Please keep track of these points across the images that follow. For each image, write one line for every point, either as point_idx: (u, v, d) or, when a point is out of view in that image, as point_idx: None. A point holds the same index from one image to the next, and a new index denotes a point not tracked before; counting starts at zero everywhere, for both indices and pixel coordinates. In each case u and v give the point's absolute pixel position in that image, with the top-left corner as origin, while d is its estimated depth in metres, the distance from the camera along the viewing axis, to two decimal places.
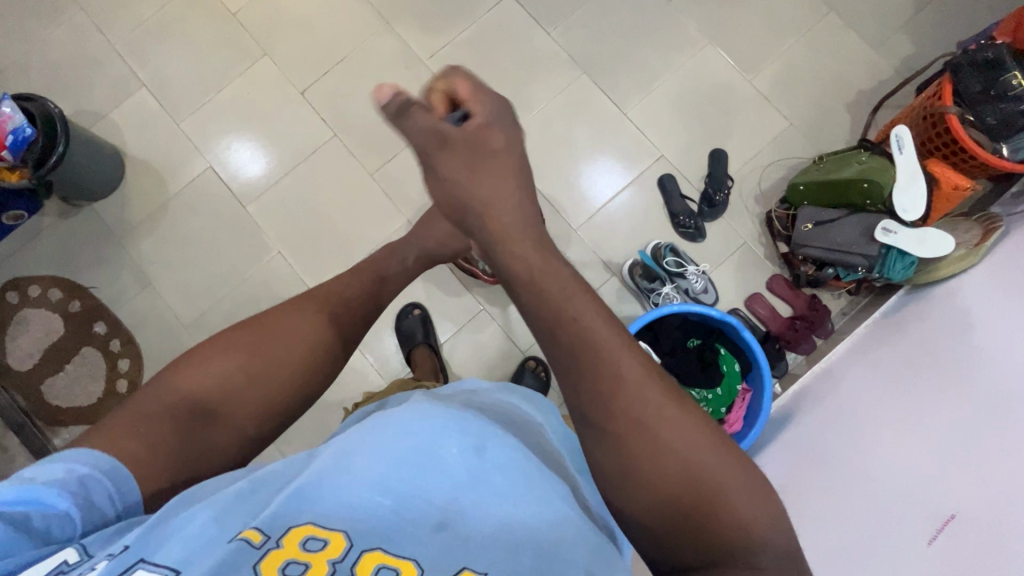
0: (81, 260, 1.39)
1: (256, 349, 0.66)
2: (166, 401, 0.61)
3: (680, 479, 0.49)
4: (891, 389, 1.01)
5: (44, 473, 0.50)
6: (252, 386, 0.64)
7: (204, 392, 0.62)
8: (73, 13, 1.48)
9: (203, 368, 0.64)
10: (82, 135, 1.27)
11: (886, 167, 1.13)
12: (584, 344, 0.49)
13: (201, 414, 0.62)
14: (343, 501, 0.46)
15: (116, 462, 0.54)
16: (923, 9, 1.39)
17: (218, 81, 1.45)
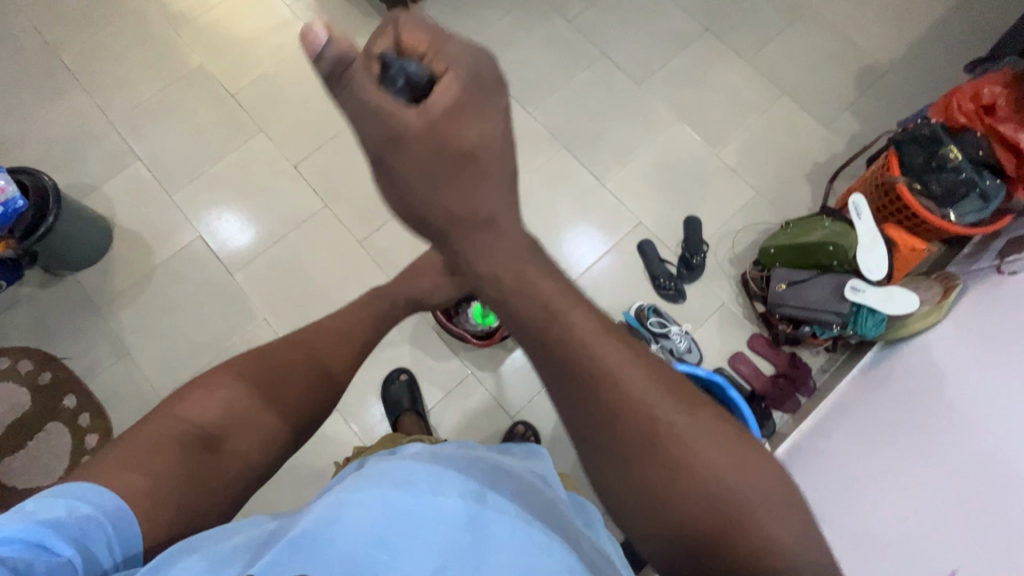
0: (58, 331, 1.36)
1: (260, 379, 0.66)
2: (166, 429, 0.59)
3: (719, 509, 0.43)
4: (879, 440, 1.02)
5: (48, 508, 0.50)
6: (254, 414, 0.64)
7: (203, 421, 0.61)
8: (75, 94, 1.55)
9: (206, 397, 0.63)
10: (75, 208, 1.29)
11: (848, 231, 1.21)
12: (594, 370, 0.45)
13: (204, 443, 0.60)
14: (340, 555, 0.44)
15: (121, 504, 0.52)
16: (864, 93, 1.55)
17: (213, 155, 1.50)
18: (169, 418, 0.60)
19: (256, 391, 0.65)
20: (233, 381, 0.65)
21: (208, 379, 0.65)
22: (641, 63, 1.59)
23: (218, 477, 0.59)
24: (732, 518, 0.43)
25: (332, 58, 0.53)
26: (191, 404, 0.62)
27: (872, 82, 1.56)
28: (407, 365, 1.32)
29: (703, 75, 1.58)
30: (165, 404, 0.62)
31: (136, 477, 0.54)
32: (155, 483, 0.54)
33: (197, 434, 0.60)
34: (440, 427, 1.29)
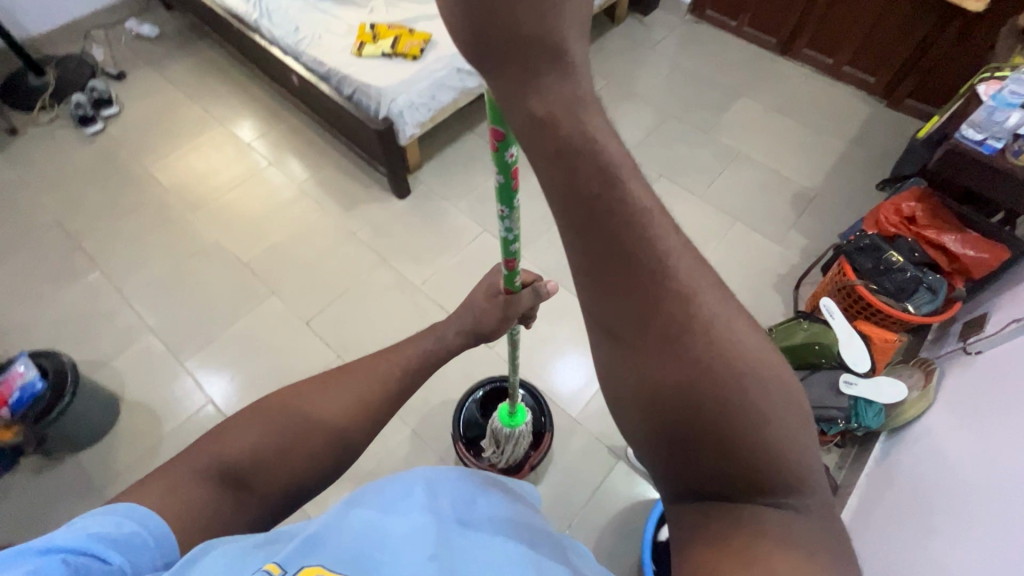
0: (49, 520, 1.26)
1: (297, 412, 0.62)
2: (206, 465, 0.56)
3: (703, 379, 0.35)
4: (914, 506, 1.05)
5: (96, 524, 0.47)
6: (291, 449, 0.59)
7: (241, 453, 0.57)
8: (92, 276, 1.64)
9: (249, 427, 0.60)
10: (88, 387, 1.30)
11: (826, 330, 1.34)
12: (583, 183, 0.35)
13: (239, 478, 0.56)
14: (350, 550, 0.44)
15: (156, 516, 0.50)
16: (802, 214, 1.82)
17: (225, 320, 1.57)
18: (208, 452, 0.57)
19: (287, 425, 0.61)
20: (263, 419, 0.61)
21: (241, 419, 0.61)
22: None
23: (245, 519, 0.55)
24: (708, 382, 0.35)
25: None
26: (230, 441, 0.58)
27: (806, 205, 1.84)
28: None
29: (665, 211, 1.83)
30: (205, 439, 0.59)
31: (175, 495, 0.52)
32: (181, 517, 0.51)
33: (236, 468, 0.56)
34: None
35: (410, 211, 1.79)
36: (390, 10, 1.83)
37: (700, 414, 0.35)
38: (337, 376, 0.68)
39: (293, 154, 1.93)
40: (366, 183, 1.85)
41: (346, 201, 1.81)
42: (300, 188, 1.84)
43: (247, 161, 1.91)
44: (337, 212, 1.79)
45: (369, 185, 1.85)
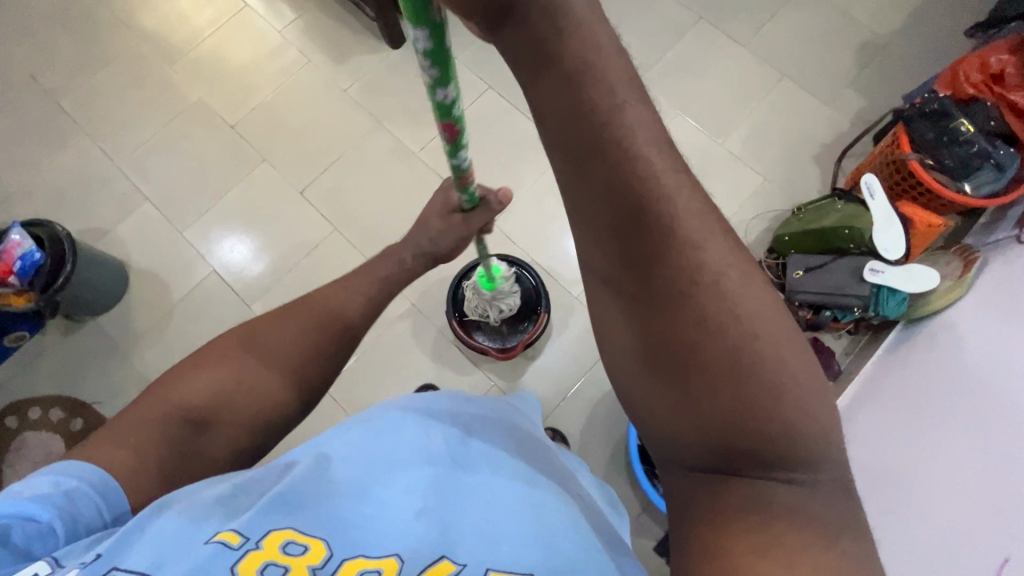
0: (84, 375, 1.37)
1: (239, 369, 0.70)
2: (159, 405, 0.65)
3: (738, 369, 0.44)
4: (912, 409, 1.04)
5: (32, 486, 0.53)
6: (229, 396, 0.68)
7: (192, 400, 0.66)
8: (79, 139, 1.56)
9: (196, 375, 0.68)
10: (90, 256, 1.31)
11: (861, 213, 1.20)
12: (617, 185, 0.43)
13: (197, 421, 0.65)
14: (323, 507, 0.50)
15: (94, 473, 0.56)
16: (865, 68, 1.54)
17: (220, 188, 1.51)
18: (168, 397, 0.66)
19: (241, 373, 0.70)
20: (218, 364, 0.70)
21: (199, 361, 0.70)
22: (636, 58, 1.58)
23: (208, 453, 0.65)
24: (744, 373, 0.44)
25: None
26: (183, 385, 0.67)
27: (872, 56, 1.55)
28: (432, 381, 1.34)
29: (699, 64, 1.57)
30: (160, 383, 0.68)
31: (143, 443, 0.61)
32: (143, 456, 0.60)
33: (191, 412, 0.65)
34: None
35: (406, 64, 1.59)
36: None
37: (731, 413, 0.44)
38: (262, 335, 0.74)
39: None
40: (355, 28, 1.62)
41: (334, 52, 1.61)
42: (281, 36, 1.63)
43: (220, 2, 1.67)
44: (326, 65, 1.59)
45: (359, 31, 1.62)
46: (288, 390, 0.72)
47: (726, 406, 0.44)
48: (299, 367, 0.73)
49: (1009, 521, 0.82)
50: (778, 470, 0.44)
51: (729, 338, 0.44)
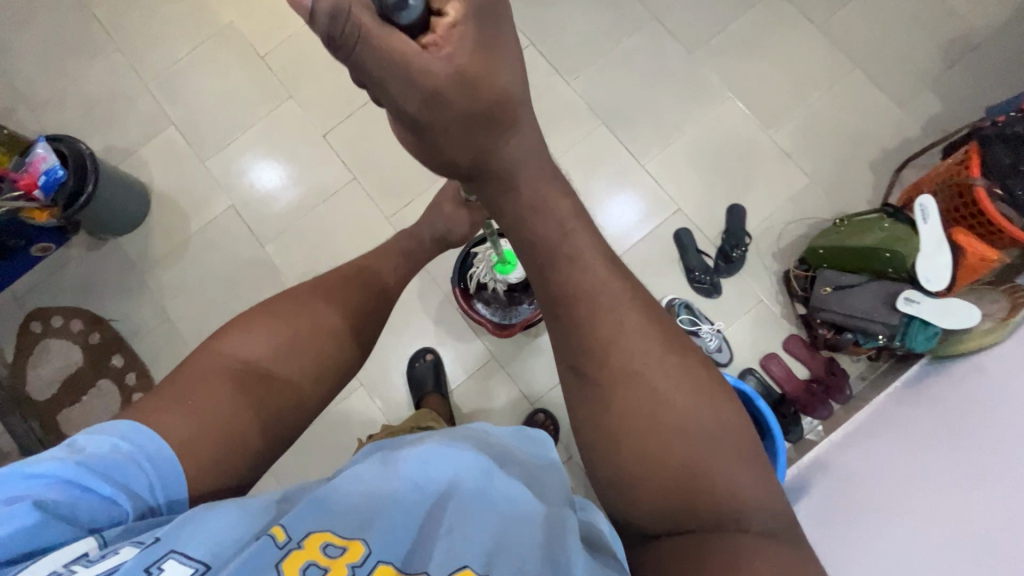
0: (103, 291, 1.42)
1: (286, 335, 0.75)
2: (222, 360, 0.71)
3: (652, 427, 0.56)
4: (896, 442, 1.05)
5: (94, 446, 0.59)
6: (284, 357, 0.74)
7: (251, 358, 0.72)
8: (111, 51, 1.54)
9: (249, 337, 0.74)
10: (112, 175, 1.32)
11: (908, 236, 1.11)
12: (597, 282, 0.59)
13: (258, 376, 0.71)
14: (357, 513, 0.54)
15: (160, 441, 0.62)
16: (951, 67, 1.37)
17: (245, 121, 1.48)
18: (228, 357, 0.71)
19: (293, 334, 0.76)
20: (270, 325, 0.76)
21: (248, 322, 0.76)
22: (694, 27, 1.45)
23: (273, 402, 0.70)
24: (656, 429, 0.56)
25: (326, 13, 0.42)
26: (238, 343, 0.73)
27: (962, 55, 1.38)
28: (432, 345, 1.35)
29: (763, 43, 1.42)
30: (214, 341, 0.73)
31: (215, 394, 0.67)
32: (208, 412, 0.65)
33: (255, 369, 0.71)
34: (461, 408, 1.32)
35: None
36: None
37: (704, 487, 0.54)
38: (305, 306, 0.80)
39: None
40: None
41: None
42: None
43: None
44: None
45: None
46: (336, 361, 0.78)
47: (646, 458, 0.55)
48: (342, 334, 0.80)
49: (967, 536, 0.82)
50: (714, 509, 0.53)
51: (636, 403, 0.57)
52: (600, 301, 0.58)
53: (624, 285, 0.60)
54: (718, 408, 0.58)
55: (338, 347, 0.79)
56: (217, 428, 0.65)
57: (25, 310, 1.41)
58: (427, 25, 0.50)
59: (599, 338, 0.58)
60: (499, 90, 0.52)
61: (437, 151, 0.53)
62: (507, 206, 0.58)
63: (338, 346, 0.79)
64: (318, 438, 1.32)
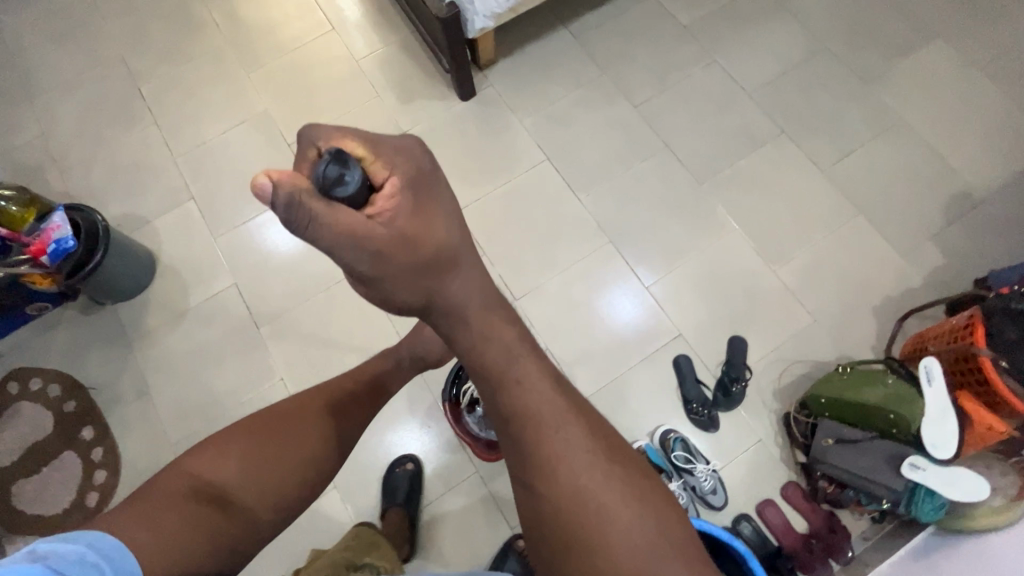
0: (88, 358, 1.39)
1: (259, 456, 0.72)
2: (185, 479, 0.68)
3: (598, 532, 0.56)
4: None
5: (57, 553, 0.57)
6: (253, 481, 0.71)
7: (214, 478, 0.69)
8: (146, 125, 1.61)
9: (223, 451, 0.72)
10: (123, 245, 1.34)
11: (913, 397, 1.08)
12: (540, 403, 0.59)
13: (216, 498, 0.68)
14: None
15: (125, 549, 0.60)
16: (953, 223, 1.41)
17: (262, 203, 1.52)
18: (193, 473, 0.69)
19: (268, 448, 0.73)
20: (244, 441, 0.73)
21: (227, 435, 0.74)
22: (705, 159, 1.51)
23: (232, 529, 0.67)
24: (604, 536, 0.55)
25: (282, 203, 0.48)
26: (210, 459, 0.71)
27: (963, 212, 1.42)
28: (415, 451, 1.30)
29: (770, 180, 1.47)
30: (188, 455, 0.72)
31: (174, 515, 0.64)
32: (162, 536, 0.62)
33: (214, 489, 0.68)
34: (438, 525, 1.25)
35: (470, 117, 1.56)
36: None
37: None
38: (280, 427, 0.77)
39: (358, 18, 1.69)
40: (430, 71, 1.62)
41: (404, 90, 1.60)
42: (358, 64, 1.64)
43: (310, 19, 1.70)
44: (394, 102, 1.59)
45: (433, 74, 1.61)
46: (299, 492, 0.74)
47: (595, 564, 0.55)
48: (320, 454, 0.77)
49: None
50: None
51: (584, 524, 0.56)
52: (545, 421, 0.58)
53: (572, 409, 0.60)
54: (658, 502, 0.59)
55: (303, 475, 0.74)
56: (169, 543, 0.62)
57: (4, 369, 1.38)
58: (369, 199, 0.54)
59: (545, 456, 0.57)
60: (438, 240, 0.57)
61: (389, 298, 0.58)
62: (482, 356, 0.59)
63: (304, 473, 0.75)
64: (280, 543, 1.24)
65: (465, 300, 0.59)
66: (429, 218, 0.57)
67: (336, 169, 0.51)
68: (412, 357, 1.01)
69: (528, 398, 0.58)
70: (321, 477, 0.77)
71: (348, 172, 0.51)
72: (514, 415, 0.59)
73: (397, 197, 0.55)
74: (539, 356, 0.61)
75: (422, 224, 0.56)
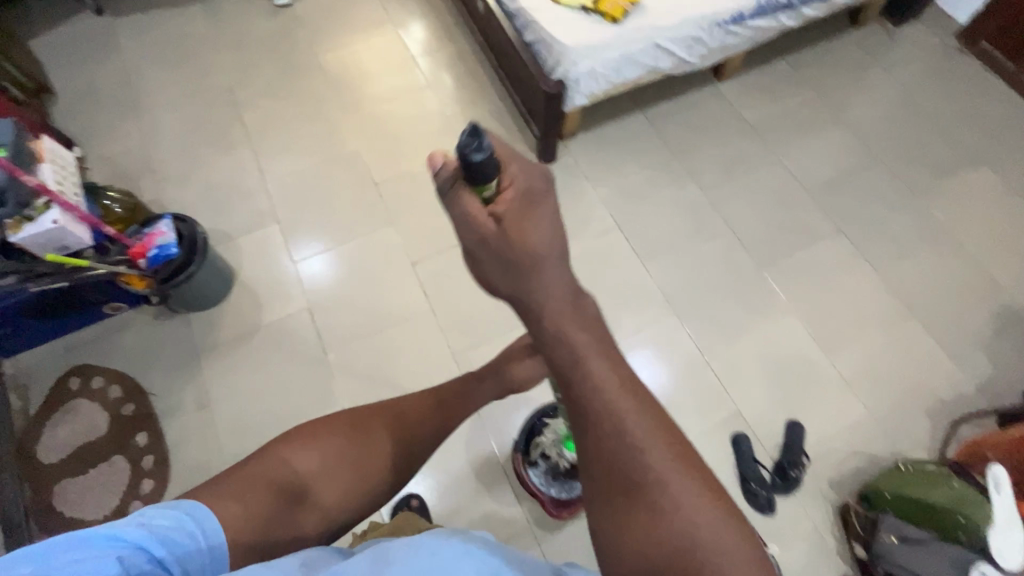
0: (154, 363, 1.40)
1: (339, 460, 0.75)
2: (274, 470, 0.71)
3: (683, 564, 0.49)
4: None
5: (160, 517, 0.60)
6: (329, 483, 0.73)
7: (300, 476, 0.72)
8: (243, 150, 1.71)
9: (312, 446, 0.75)
10: (213, 258, 1.39)
11: (980, 502, 1.09)
12: (609, 412, 0.51)
13: (297, 494, 0.71)
14: None
15: (216, 524, 0.63)
16: (1000, 336, 1.48)
17: (344, 235, 1.59)
18: (282, 463, 0.72)
19: (347, 454, 0.76)
20: (332, 442, 0.76)
21: (316, 432, 0.77)
22: (766, 247, 1.59)
23: (303, 525, 0.70)
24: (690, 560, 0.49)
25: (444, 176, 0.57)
26: (299, 452, 0.74)
27: (1011, 327, 1.49)
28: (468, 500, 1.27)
29: (827, 275, 1.55)
30: (281, 442, 0.75)
31: (260, 501, 0.67)
32: (248, 519, 0.65)
33: (296, 486, 0.71)
34: None
35: None
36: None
37: None
38: (364, 430, 0.80)
39: (452, 80, 1.84)
40: (516, 134, 1.73)
41: None
42: (449, 120, 1.77)
43: (410, 74, 1.84)
44: None
45: (518, 137, 1.73)
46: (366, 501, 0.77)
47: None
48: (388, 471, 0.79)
49: None
50: None
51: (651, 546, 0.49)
52: (617, 430, 0.51)
53: (647, 422, 0.52)
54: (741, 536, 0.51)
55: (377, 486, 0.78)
56: (257, 528, 0.65)
57: (69, 364, 1.39)
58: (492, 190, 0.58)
59: (617, 474, 0.51)
60: (530, 240, 0.53)
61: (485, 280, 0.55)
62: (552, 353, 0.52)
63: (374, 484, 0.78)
64: None
65: (549, 295, 0.53)
66: (531, 211, 0.55)
67: (472, 150, 0.54)
68: (493, 379, 0.99)
69: (596, 404, 0.51)
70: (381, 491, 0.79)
71: (479, 144, 0.54)
72: (581, 425, 0.52)
73: (509, 193, 0.56)
74: (615, 359, 0.53)
75: (524, 217, 0.55)
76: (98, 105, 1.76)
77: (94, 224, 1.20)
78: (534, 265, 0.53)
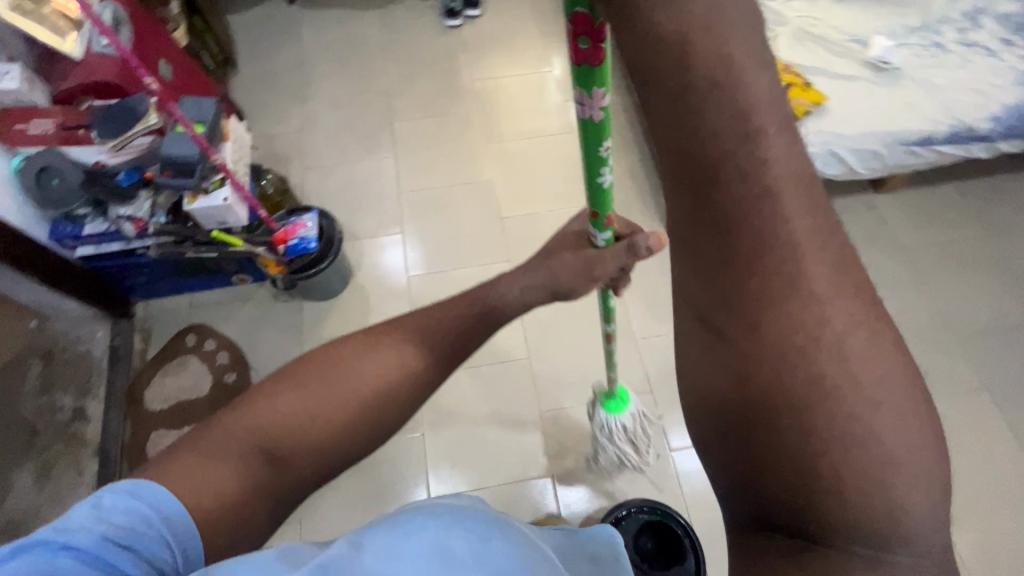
0: (262, 340, 1.47)
1: (323, 395, 0.59)
2: (243, 427, 0.56)
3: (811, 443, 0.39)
4: None
5: (116, 508, 0.48)
6: (309, 425, 0.58)
7: (271, 426, 0.57)
8: (385, 156, 1.79)
9: (290, 396, 0.59)
10: (340, 257, 1.45)
11: None
12: (777, 266, 0.39)
13: (278, 451, 0.56)
14: None
15: (175, 504, 0.50)
16: None
17: (459, 260, 1.61)
18: (249, 416, 0.57)
19: (323, 390, 0.59)
20: (301, 384, 0.60)
21: (285, 379, 0.61)
22: None
23: (282, 488, 0.56)
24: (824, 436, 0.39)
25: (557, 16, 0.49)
26: (270, 406, 0.58)
27: None
28: None
29: (960, 430, 1.40)
30: (249, 396, 0.60)
31: (215, 469, 0.53)
32: (214, 494, 0.52)
33: (275, 439, 0.56)
34: None
35: None
36: (802, 28, 1.49)
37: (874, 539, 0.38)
38: (353, 353, 0.63)
39: None
40: None
41: None
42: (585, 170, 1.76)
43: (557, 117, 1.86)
44: None
45: None
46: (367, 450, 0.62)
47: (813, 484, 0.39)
48: (390, 395, 0.62)
49: None
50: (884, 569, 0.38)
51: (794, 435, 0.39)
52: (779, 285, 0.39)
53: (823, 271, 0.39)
54: (908, 420, 0.39)
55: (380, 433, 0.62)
56: (218, 500, 0.52)
57: (190, 321, 1.49)
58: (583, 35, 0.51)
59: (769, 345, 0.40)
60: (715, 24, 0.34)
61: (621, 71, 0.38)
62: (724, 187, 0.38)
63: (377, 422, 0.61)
64: None
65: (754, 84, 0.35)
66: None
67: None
68: (515, 295, 0.72)
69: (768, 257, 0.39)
70: (387, 423, 0.62)
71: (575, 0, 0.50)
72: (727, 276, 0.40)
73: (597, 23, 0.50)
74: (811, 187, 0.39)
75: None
76: (271, 87, 1.91)
77: (254, 205, 1.27)
78: (680, 61, 0.34)
